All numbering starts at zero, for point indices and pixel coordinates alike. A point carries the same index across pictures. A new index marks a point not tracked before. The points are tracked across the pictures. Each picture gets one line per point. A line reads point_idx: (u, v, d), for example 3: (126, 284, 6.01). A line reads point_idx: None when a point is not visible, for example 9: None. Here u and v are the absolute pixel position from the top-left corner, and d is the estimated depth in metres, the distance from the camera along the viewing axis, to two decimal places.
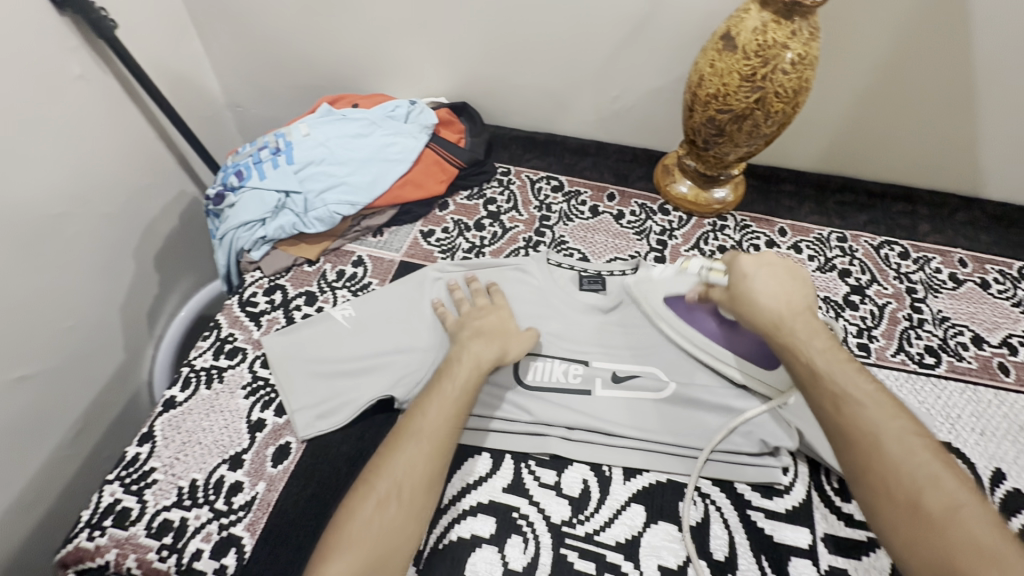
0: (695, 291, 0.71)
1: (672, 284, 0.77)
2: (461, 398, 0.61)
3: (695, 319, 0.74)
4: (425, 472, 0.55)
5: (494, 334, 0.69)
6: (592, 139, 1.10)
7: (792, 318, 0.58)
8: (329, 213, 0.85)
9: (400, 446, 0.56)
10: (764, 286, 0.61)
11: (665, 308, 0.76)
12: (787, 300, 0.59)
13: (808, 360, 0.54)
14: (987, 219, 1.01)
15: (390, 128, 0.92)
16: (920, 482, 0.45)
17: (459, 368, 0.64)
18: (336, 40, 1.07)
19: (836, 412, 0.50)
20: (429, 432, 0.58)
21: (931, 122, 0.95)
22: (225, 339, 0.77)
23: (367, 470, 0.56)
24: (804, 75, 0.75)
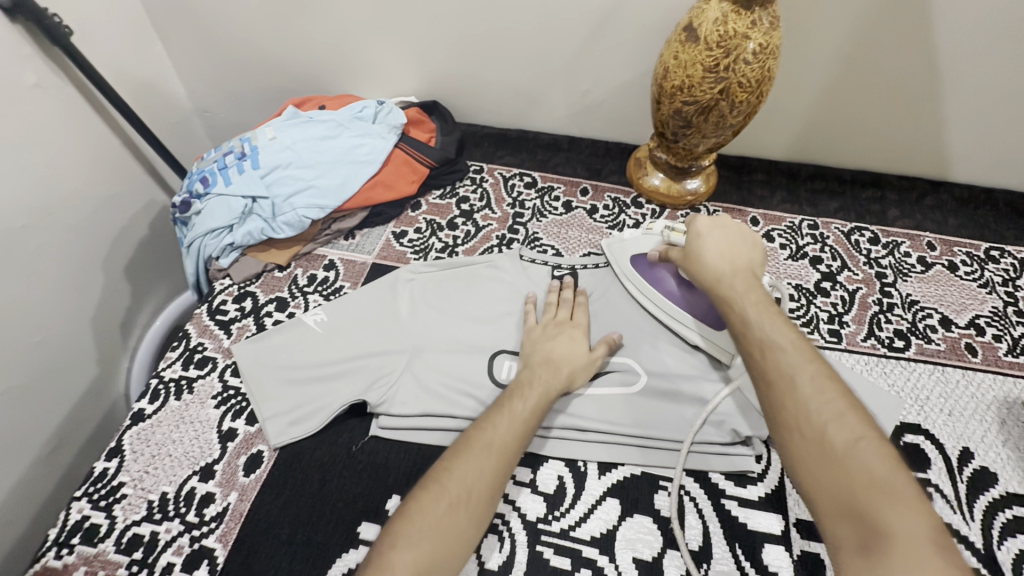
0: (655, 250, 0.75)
1: (638, 243, 0.80)
2: (531, 416, 0.60)
3: (655, 277, 0.77)
4: (492, 483, 0.53)
5: (566, 359, 0.67)
6: (564, 134, 1.10)
7: (732, 277, 0.62)
8: (298, 218, 0.84)
9: (471, 453, 0.54)
10: (714, 245, 0.66)
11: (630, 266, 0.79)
12: (730, 262, 0.64)
13: (741, 312, 0.57)
14: (955, 202, 1.03)
15: (358, 129, 0.91)
16: (823, 421, 0.46)
17: (531, 390, 0.62)
18: (301, 41, 1.05)
19: (759, 358, 0.53)
20: (501, 443, 0.56)
21: (897, 108, 0.96)
22: (194, 349, 0.76)
23: (436, 471, 0.53)
24: (766, 65, 0.75)
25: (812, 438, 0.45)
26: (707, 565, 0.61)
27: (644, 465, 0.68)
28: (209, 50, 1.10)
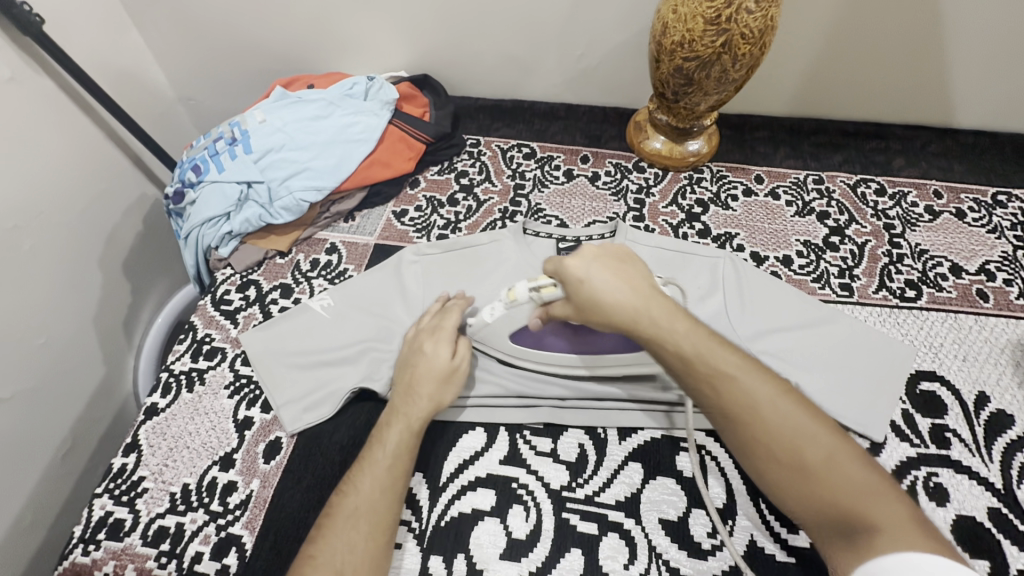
0: (536, 319, 0.65)
1: (508, 321, 0.70)
2: (395, 461, 0.58)
3: (548, 342, 0.71)
4: (368, 552, 0.52)
5: (426, 377, 0.63)
6: (560, 102, 1.07)
7: (648, 309, 0.53)
8: (296, 202, 0.82)
9: (333, 529, 0.53)
10: (605, 285, 0.54)
11: (518, 342, 0.71)
12: (635, 288, 0.54)
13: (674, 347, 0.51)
14: (960, 148, 1.01)
15: (350, 107, 0.88)
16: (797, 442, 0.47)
17: (389, 432, 0.60)
18: (284, 18, 1.01)
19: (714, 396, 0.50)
20: (367, 505, 0.54)
21: (900, 53, 0.94)
22: (202, 340, 0.75)
23: (300, 560, 0.52)
24: (769, 13, 0.73)
25: (777, 445, 0.47)
26: (732, 522, 0.62)
27: (668, 428, 0.68)
28: (188, 34, 1.06)
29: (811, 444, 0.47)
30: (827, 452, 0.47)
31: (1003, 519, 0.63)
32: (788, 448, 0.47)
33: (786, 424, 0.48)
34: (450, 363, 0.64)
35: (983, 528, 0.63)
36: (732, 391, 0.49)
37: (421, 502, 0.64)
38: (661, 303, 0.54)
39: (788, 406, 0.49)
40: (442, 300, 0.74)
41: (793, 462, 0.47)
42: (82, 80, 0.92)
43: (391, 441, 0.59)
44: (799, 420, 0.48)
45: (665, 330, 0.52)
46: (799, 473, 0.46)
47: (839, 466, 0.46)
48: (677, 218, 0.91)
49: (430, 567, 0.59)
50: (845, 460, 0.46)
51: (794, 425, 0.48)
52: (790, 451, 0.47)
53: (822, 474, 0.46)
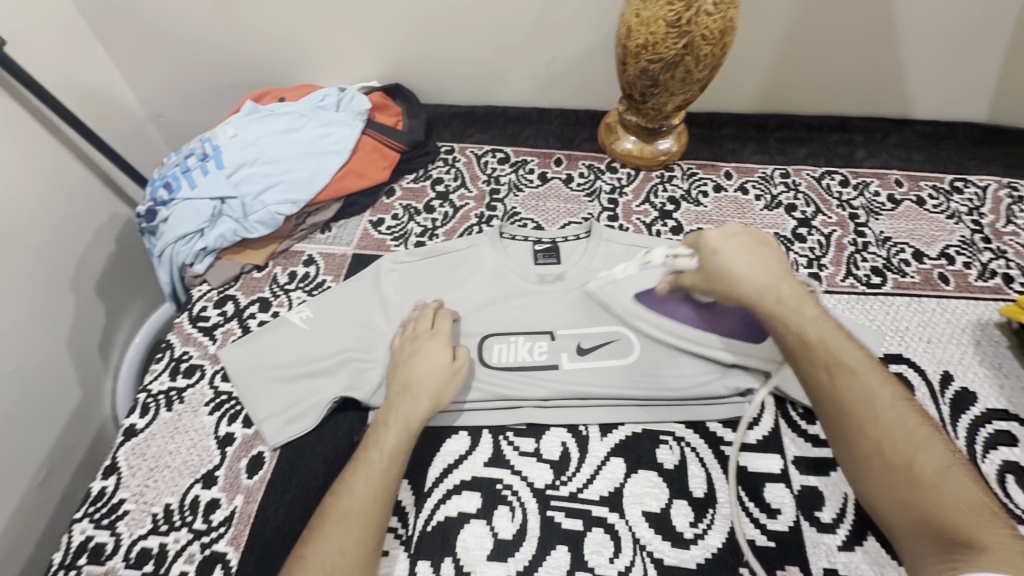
0: (666, 283, 0.71)
1: (637, 280, 0.75)
2: (391, 462, 0.58)
3: (671, 308, 0.74)
4: (361, 555, 0.52)
5: (424, 377, 0.65)
6: (532, 106, 1.08)
7: (774, 287, 0.57)
8: (270, 215, 0.82)
9: (327, 531, 0.53)
10: (735, 259, 0.60)
11: (643, 307, 0.74)
12: (763, 269, 0.59)
13: (793, 328, 0.54)
14: (918, 137, 1.05)
15: (322, 118, 0.89)
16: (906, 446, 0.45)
17: (386, 433, 0.60)
18: (252, 31, 1.01)
19: (826, 384, 0.50)
20: (360, 507, 0.55)
21: (855, 48, 0.98)
22: (180, 358, 0.74)
23: (292, 562, 0.52)
24: (727, 15, 0.75)
25: (877, 442, 0.45)
26: (713, 510, 0.63)
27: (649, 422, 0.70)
28: (155, 51, 1.05)
29: (920, 452, 0.44)
30: (939, 463, 0.43)
31: None
32: (893, 448, 0.45)
33: (893, 425, 0.46)
34: (446, 363, 0.66)
35: None
36: (847, 382, 0.49)
37: (407, 509, 0.64)
38: (789, 285, 0.58)
39: (906, 410, 0.46)
40: (421, 305, 0.75)
41: (893, 464, 0.44)
42: (47, 100, 0.90)
43: (387, 442, 0.59)
44: (910, 428, 0.45)
45: (783, 309, 0.56)
46: (899, 476, 0.43)
47: (950, 480, 0.42)
48: (650, 216, 0.93)
49: (419, 572, 0.60)
50: (958, 476, 0.42)
51: (904, 429, 0.45)
52: (891, 450, 0.45)
53: (929, 481, 0.42)
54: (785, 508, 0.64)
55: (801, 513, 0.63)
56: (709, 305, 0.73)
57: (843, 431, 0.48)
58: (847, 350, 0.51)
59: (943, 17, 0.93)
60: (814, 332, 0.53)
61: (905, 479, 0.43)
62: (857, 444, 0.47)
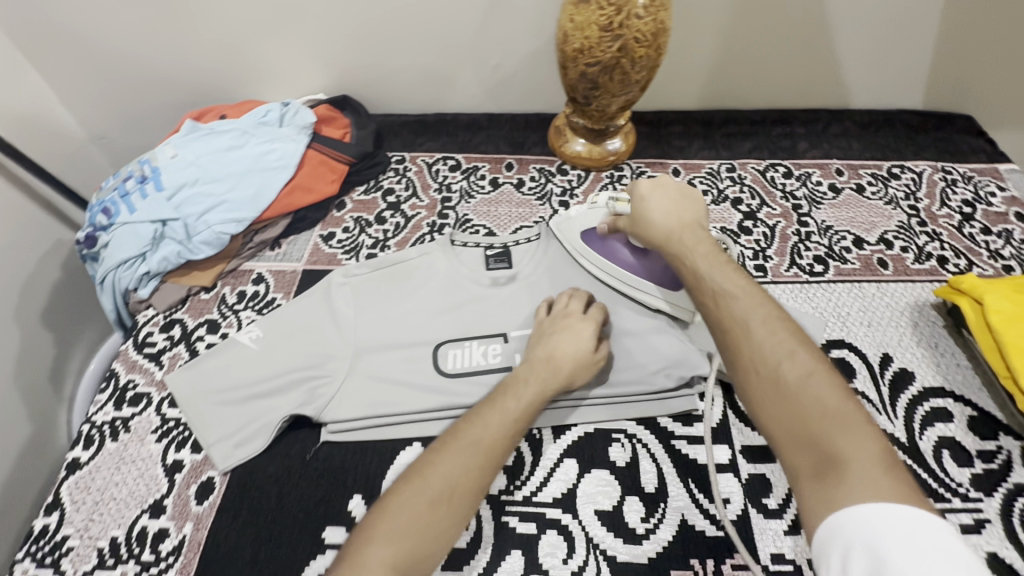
0: (604, 223, 0.77)
1: (586, 218, 0.80)
2: (522, 416, 0.60)
3: (612, 248, 0.77)
4: (473, 479, 0.54)
5: (567, 354, 0.66)
6: (482, 112, 1.09)
7: (681, 231, 0.64)
8: (215, 235, 0.80)
9: (454, 447, 0.55)
10: (657, 205, 0.67)
11: (586, 245, 0.79)
12: (678, 219, 0.65)
13: (692, 265, 0.59)
14: (857, 127, 1.09)
15: (264, 134, 0.88)
16: (776, 362, 0.47)
17: (525, 389, 0.62)
18: (191, 48, 1.00)
19: (714, 310, 0.54)
20: (488, 437, 0.57)
21: (789, 43, 1.01)
22: (125, 387, 0.73)
23: (418, 466, 0.55)
24: (658, 18, 0.77)
25: (755, 362, 0.48)
26: (664, 504, 0.65)
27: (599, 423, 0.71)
28: (92, 72, 1.03)
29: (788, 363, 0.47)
30: (804, 375, 0.46)
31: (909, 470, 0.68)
32: (769, 366, 0.47)
33: (767, 346, 0.49)
34: (588, 347, 0.67)
35: None
36: (728, 309, 0.52)
37: None
38: (695, 230, 0.64)
39: (780, 329, 0.49)
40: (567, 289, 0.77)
41: (768, 380, 0.47)
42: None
43: (527, 391, 0.62)
44: (784, 346, 0.48)
45: (687, 248, 0.61)
46: (772, 390, 0.46)
47: (815, 390, 0.45)
48: None
49: None
50: (825, 384, 0.45)
51: (777, 348, 0.48)
52: (767, 368, 0.47)
53: (798, 394, 0.45)
54: (733, 498, 0.65)
55: (749, 501, 0.65)
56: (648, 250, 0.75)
57: (729, 356, 0.51)
58: (734, 281, 0.55)
59: (869, 11, 0.96)
60: (709, 269, 0.57)
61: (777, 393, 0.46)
62: (736, 363, 0.50)
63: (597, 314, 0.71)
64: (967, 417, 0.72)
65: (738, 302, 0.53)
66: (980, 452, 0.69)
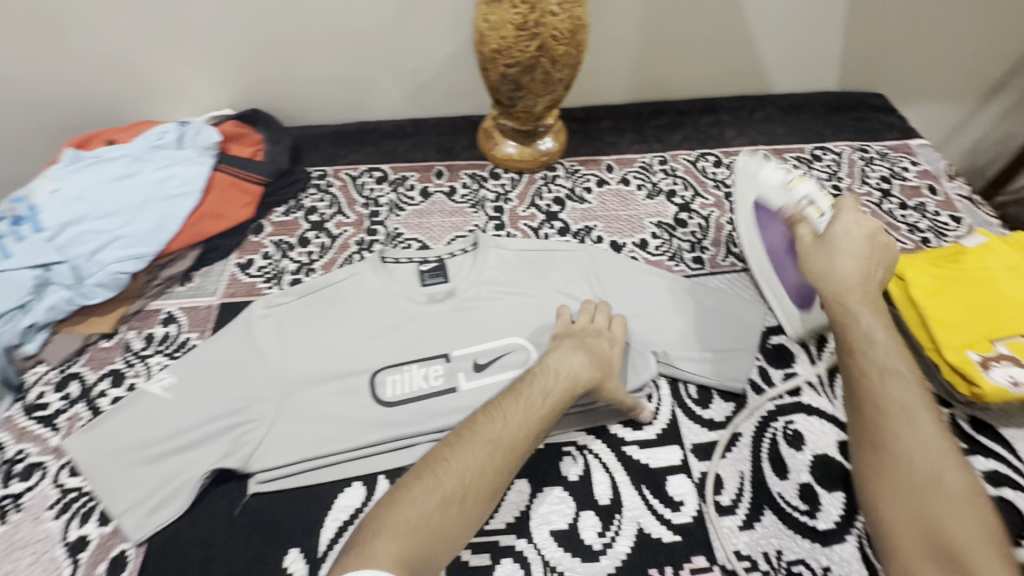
0: (791, 206, 0.76)
1: (768, 187, 0.82)
2: (548, 415, 0.60)
3: (771, 228, 0.81)
4: (488, 481, 0.55)
5: (600, 358, 0.67)
6: (407, 118, 1.04)
7: (860, 277, 0.61)
8: (111, 276, 0.72)
9: (471, 446, 0.56)
10: (843, 229, 0.64)
11: (753, 211, 0.84)
12: (865, 254, 0.63)
13: (859, 325, 0.58)
14: (779, 111, 1.11)
15: (161, 159, 0.80)
16: (930, 471, 0.49)
17: (553, 385, 0.63)
18: (68, 66, 0.89)
19: (870, 393, 0.55)
20: (505, 439, 0.57)
21: (706, 32, 1.01)
22: (14, 459, 0.64)
23: (430, 463, 0.55)
24: (574, 14, 0.75)
25: (893, 450, 0.51)
26: (619, 515, 0.63)
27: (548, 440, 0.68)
28: None
29: (941, 473, 0.49)
30: (957, 489, 0.48)
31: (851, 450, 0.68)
32: (912, 463, 0.50)
33: (914, 442, 0.51)
34: (611, 352, 0.68)
35: (838, 462, 0.67)
36: (888, 402, 0.53)
37: None
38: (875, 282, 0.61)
39: (939, 435, 0.51)
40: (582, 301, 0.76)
41: (909, 474, 0.50)
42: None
43: (552, 390, 0.62)
44: (937, 448, 0.50)
45: (856, 305, 0.59)
46: (911, 486, 0.49)
47: (962, 504, 0.47)
48: (536, 220, 0.92)
49: None
50: (976, 503, 0.47)
51: (931, 450, 0.50)
52: (912, 464, 0.50)
53: (942, 496, 0.48)
54: (687, 499, 0.64)
55: (703, 501, 0.64)
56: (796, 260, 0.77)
57: (862, 431, 0.54)
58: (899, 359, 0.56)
59: None
60: (879, 343, 0.57)
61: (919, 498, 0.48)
62: (876, 454, 0.52)
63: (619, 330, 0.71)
64: None
65: (885, 386, 0.54)
66: None
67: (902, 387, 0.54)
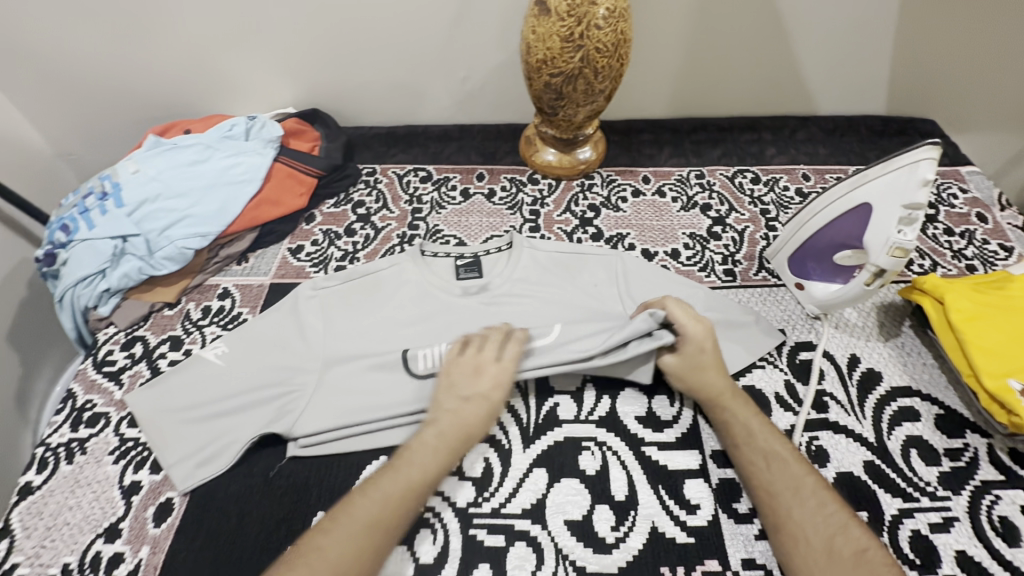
0: (874, 237, 0.69)
1: (863, 192, 0.69)
2: (416, 485, 0.59)
3: (837, 224, 0.73)
4: (363, 560, 0.54)
5: (472, 410, 0.65)
6: (454, 124, 1.09)
7: (717, 369, 0.68)
8: (178, 250, 0.79)
9: (338, 525, 0.55)
10: (688, 328, 0.68)
11: (860, 208, 0.70)
12: (703, 343, 0.68)
13: (734, 413, 0.66)
14: (822, 132, 1.11)
15: (230, 149, 0.88)
16: (828, 532, 0.55)
17: (423, 450, 0.62)
18: (155, 63, 0.99)
19: (764, 468, 0.61)
20: (374, 515, 0.56)
21: (750, 53, 1.03)
22: (82, 407, 0.71)
23: (303, 545, 0.54)
24: (618, 27, 0.78)
25: (799, 515, 0.57)
26: (634, 512, 0.64)
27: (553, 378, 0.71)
28: (60, 89, 1.02)
29: (836, 534, 0.55)
30: (856, 548, 0.53)
31: (878, 471, 0.68)
32: (808, 538, 0.55)
33: (808, 509, 0.57)
34: (495, 399, 0.66)
35: (861, 482, 0.68)
36: (779, 469, 0.60)
37: None
38: (710, 376, 0.68)
39: (827, 501, 0.57)
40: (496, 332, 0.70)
41: (811, 551, 0.55)
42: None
43: (428, 453, 0.62)
44: (825, 514, 0.56)
45: (727, 400, 0.66)
46: (813, 562, 0.54)
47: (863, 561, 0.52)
48: (571, 224, 0.94)
49: None
50: (869, 559, 0.53)
51: (824, 514, 0.56)
52: (815, 527, 0.56)
53: (845, 564, 0.52)
54: (703, 503, 0.65)
55: (719, 506, 0.64)
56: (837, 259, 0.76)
57: (770, 498, 0.59)
58: (772, 438, 0.63)
59: (826, 21, 0.99)
60: (756, 427, 0.64)
61: (826, 558, 0.54)
62: (782, 524, 0.57)
63: (679, 311, 0.69)
64: (934, 415, 0.73)
65: (771, 459, 0.61)
66: (947, 450, 0.70)
67: (782, 459, 0.61)
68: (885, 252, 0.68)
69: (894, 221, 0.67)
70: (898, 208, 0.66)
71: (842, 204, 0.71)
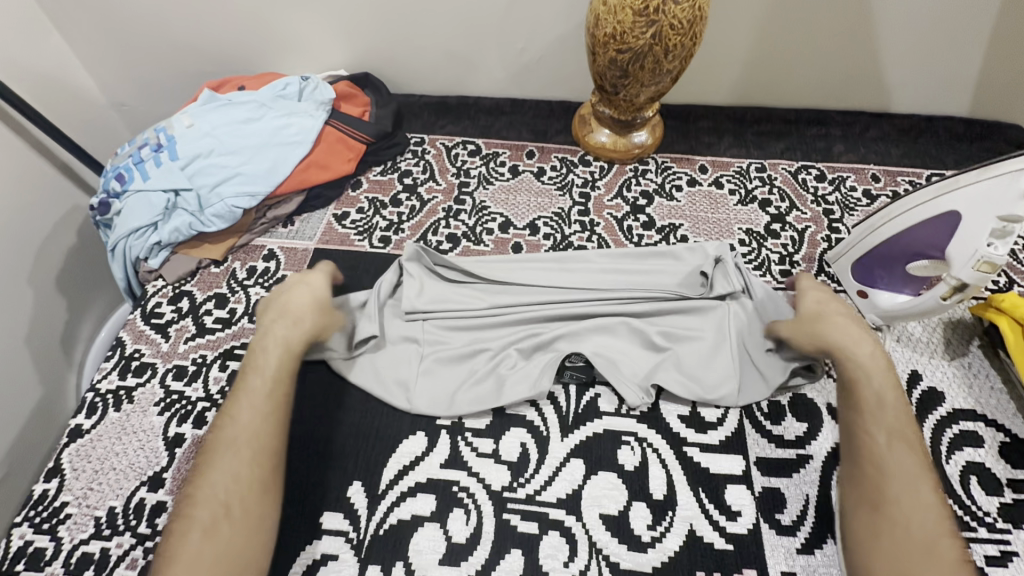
0: (962, 251, 0.64)
1: (952, 199, 0.64)
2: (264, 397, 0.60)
3: (916, 234, 0.68)
4: (245, 482, 0.55)
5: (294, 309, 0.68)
6: (506, 97, 1.05)
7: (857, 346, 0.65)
8: (227, 209, 0.79)
9: (215, 466, 0.56)
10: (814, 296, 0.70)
11: (948, 217, 0.65)
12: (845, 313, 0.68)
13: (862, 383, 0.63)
14: (897, 131, 1.03)
15: (283, 108, 0.87)
16: (930, 533, 0.53)
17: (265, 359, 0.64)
18: (212, 17, 0.98)
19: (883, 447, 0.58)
20: (245, 432, 0.58)
21: (828, 40, 0.96)
22: (130, 356, 0.72)
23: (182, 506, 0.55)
24: (696, 3, 0.73)
25: (900, 507, 0.55)
26: (672, 513, 0.62)
27: (626, 314, 0.73)
28: (117, 38, 1.02)
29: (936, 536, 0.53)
30: (950, 552, 0.52)
31: None
32: (908, 525, 0.54)
33: (916, 504, 0.55)
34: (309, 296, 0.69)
35: None
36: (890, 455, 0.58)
37: (359, 512, 0.62)
38: (848, 335, 0.65)
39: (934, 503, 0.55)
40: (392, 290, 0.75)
41: (904, 537, 0.53)
42: None
43: (259, 398, 0.60)
44: (928, 515, 0.54)
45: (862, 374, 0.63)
46: (902, 542, 0.53)
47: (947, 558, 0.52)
48: (621, 211, 0.91)
49: None
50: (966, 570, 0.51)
51: (929, 515, 0.54)
52: (917, 522, 0.54)
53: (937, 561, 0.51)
54: (745, 511, 0.62)
55: (761, 515, 0.62)
56: (909, 268, 0.71)
57: (874, 480, 0.57)
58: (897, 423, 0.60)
59: (918, 10, 0.91)
60: (888, 405, 0.61)
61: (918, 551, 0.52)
62: (882, 502, 0.56)
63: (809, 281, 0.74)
64: (999, 442, 0.69)
65: (890, 445, 0.58)
66: (1011, 481, 0.66)
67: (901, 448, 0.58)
68: (971, 266, 0.64)
69: (986, 232, 0.62)
70: (991, 219, 0.62)
71: (925, 211, 0.66)
